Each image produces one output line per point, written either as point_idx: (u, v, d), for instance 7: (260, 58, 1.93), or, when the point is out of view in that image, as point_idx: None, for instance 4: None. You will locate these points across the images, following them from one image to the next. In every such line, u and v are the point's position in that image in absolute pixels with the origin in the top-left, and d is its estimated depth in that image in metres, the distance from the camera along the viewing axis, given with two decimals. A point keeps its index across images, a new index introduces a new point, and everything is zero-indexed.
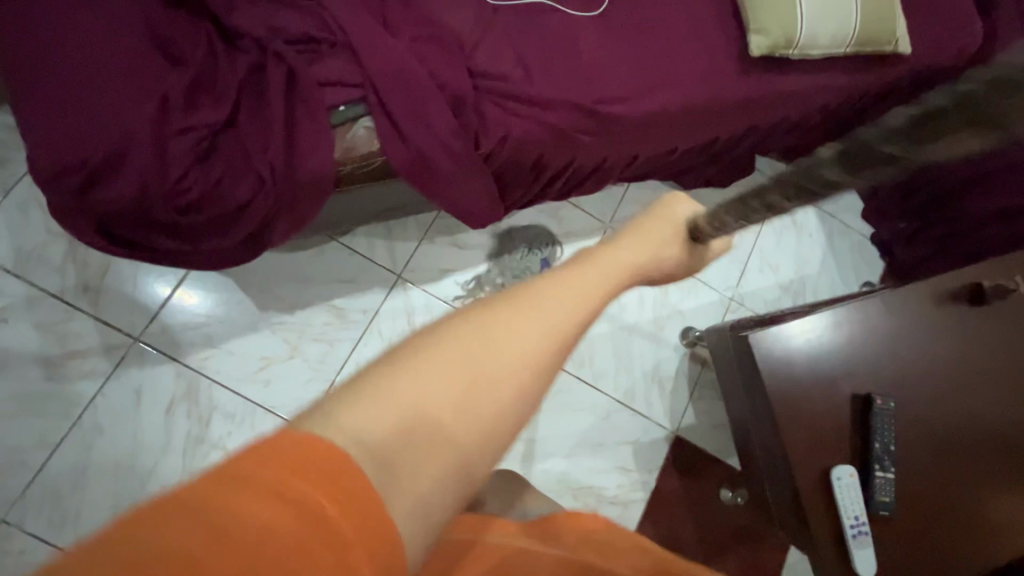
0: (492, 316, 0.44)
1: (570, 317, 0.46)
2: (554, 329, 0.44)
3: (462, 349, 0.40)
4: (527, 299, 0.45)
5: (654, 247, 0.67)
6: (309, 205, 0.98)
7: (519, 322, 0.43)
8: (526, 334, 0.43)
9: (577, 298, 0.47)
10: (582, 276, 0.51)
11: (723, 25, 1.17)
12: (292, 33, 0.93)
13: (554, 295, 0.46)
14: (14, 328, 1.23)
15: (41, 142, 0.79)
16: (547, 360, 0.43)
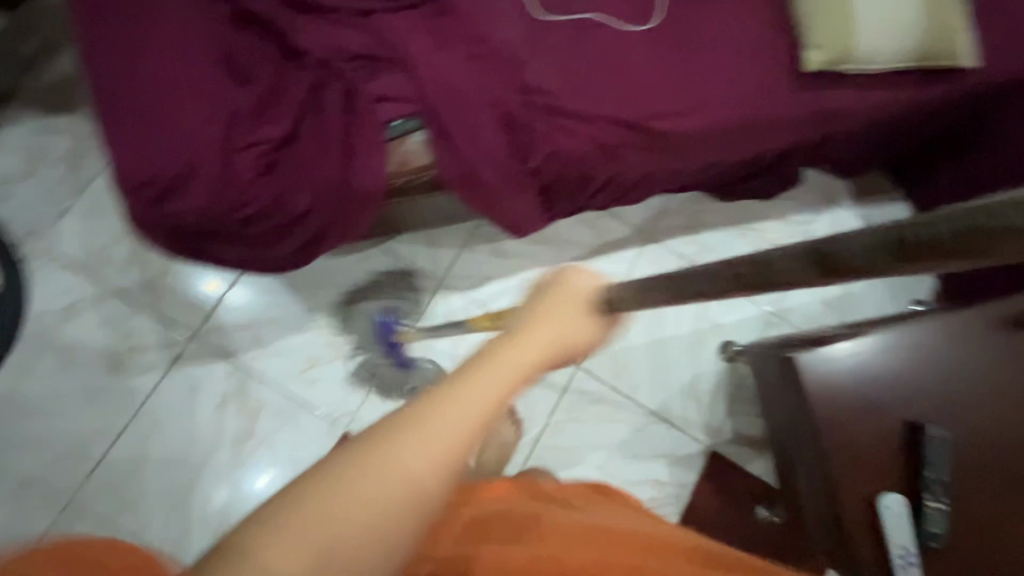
0: (382, 445, 0.43)
1: (460, 429, 0.45)
2: (448, 447, 0.44)
3: (350, 491, 0.41)
4: (416, 418, 0.45)
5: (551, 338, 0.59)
6: (362, 216, 1.01)
7: (410, 444, 0.43)
8: (417, 458, 0.43)
9: (477, 406, 0.46)
10: (490, 375, 0.49)
11: (776, 39, 1.15)
12: (352, 51, 0.96)
13: (451, 409, 0.45)
14: (82, 323, 1.31)
15: (120, 157, 0.84)
16: (437, 484, 0.43)
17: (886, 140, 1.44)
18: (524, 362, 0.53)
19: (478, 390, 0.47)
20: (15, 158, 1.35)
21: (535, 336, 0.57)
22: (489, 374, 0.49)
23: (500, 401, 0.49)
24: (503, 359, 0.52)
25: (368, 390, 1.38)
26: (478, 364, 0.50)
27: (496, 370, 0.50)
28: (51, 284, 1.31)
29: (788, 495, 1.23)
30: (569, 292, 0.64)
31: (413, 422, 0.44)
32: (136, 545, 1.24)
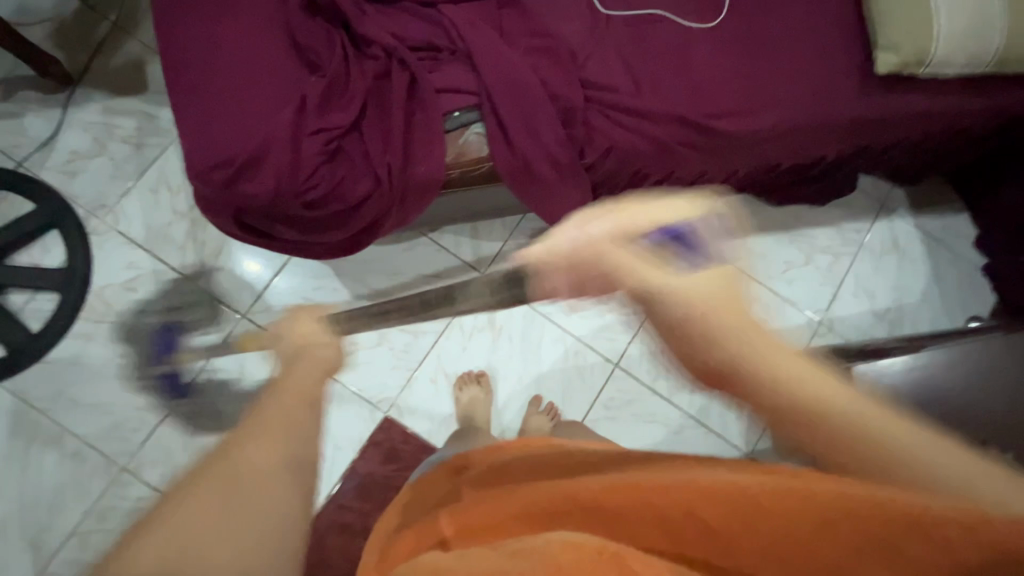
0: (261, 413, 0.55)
1: (297, 420, 0.56)
2: (283, 437, 0.54)
3: (256, 444, 0.52)
4: (249, 427, 0.54)
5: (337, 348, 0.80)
6: (419, 205, 1.03)
7: (251, 442, 0.52)
8: (262, 453, 0.52)
9: (295, 404, 0.57)
10: (294, 382, 0.61)
11: (846, 39, 1.11)
12: (417, 42, 0.98)
13: (277, 411, 0.56)
14: (142, 297, 1.36)
15: (194, 139, 0.87)
16: (289, 466, 0.53)
17: (956, 147, 1.38)
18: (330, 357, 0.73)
19: (292, 394, 0.58)
20: (84, 136, 1.41)
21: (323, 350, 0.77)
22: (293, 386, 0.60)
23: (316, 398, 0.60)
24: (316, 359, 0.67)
25: (408, 376, 1.41)
26: (293, 380, 0.61)
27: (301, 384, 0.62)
28: (114, 259, 1.37)
29: None
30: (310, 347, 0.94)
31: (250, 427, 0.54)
32: None
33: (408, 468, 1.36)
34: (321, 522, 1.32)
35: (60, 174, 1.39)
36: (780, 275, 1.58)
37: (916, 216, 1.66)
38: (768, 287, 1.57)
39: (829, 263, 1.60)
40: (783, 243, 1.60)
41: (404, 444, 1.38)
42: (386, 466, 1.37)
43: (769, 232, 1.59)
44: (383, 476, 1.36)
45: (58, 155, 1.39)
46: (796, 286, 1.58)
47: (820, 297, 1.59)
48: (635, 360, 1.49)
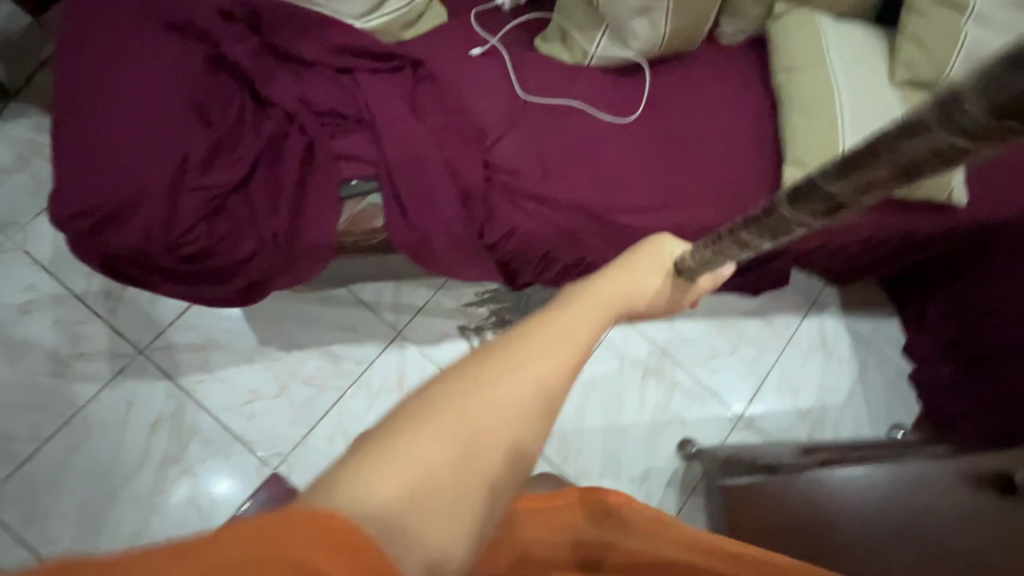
0: (473, 371, 0.42)
1: (556, 374, 0.44)
2: (538, 382, 0.43)
3: (466, 399, 0.39)
4: (499, 371, 0.42)
5: (640, 278, 0.64)
6: (308, 269, 1.00)
7: (498, 388, 0.41)
8: (503, 394, 0.41)
9: (575, 344, 0.47)
10: (576, 318, 0.50)
11: (760, 148, 1.15)
12: (321, 107, 0.97)
13: (531, 359, 0.43)
14: (36, 321, 1.31)
15: (63, 183, 0.84)
16: (534, 423, 0.42)
17: (879, 258, 1.40)
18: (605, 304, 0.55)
19: (561, 335, 0.47)
20: (9, 151, 1.38)
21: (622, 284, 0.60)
22: (565, 323, 0.49)
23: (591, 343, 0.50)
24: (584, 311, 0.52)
25: (304, 434, 1.35)
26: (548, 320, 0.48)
27: (559, 325, 0.48)
28: (15, 279, 1.32)
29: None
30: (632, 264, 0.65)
31: (496, 367, 0.42)
32: (37, 558, 1.20)
33: None
34: None
35: None
36: (705, 364, 1.56)
37: (846, 316, 1.65)
38: (693, 375, 1.55)
39: (756, 355, 1.59)
40: (710, 331, 1.58)
41: None
42: None
43: (696, 317, 1.58)
44: None
45: None
46: (720, 376, 1.56)
47: (743, 390, 1.56)
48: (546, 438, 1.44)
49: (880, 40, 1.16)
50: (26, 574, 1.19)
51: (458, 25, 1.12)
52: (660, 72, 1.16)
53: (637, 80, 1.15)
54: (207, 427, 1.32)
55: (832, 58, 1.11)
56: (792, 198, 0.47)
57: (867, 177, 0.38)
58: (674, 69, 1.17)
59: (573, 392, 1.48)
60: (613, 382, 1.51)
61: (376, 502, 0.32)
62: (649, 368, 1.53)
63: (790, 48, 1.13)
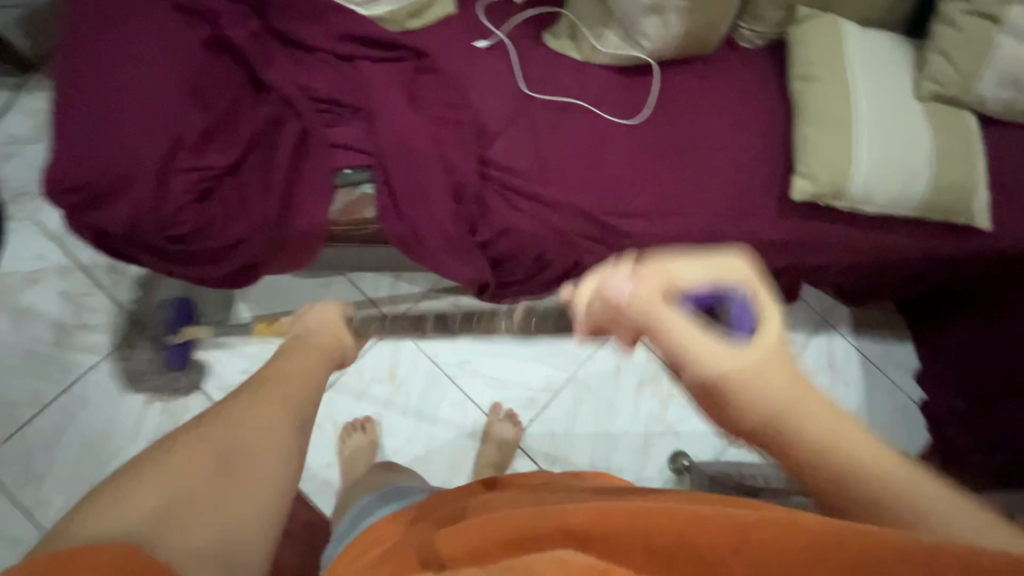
0: (201, 424, 0.52)
1: (275, 409, 0.57)
2: (260, 416, 0.55)
3: (201, 436, 0.50)
4: (217, 423, 0.53)
5: (320, 342, 0.76)
6: (299, 255, 1.00)
7: (222, 431, 0.52)
8: (230, 440, 0.51)
9: (278, 397, 0.59)
10: (276, 380, 0.63)
11: (770, 160, 1.11)
12: (319, 94, 0.97)
13: (249, 405, 0.56)
14: (42, 290, 1.34)
15: (57, 158, 0.85)
16: (268, 441, 0.53)
17: (894, 279, 1.34)
18: (295, 368, 0.68)
19: (268, 390, 0.60)
20: (28, 122, 1.41)
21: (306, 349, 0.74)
22: (275, 379, 0.63)
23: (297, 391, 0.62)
24: (278, 372, 0.65)
25: None
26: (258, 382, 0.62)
27: (268, 383, 0.61)
28: (26, 247, 1.35)
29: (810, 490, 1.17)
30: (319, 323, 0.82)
31: (212, 418, 0.53)
32: (29, 521, 1.24)
33: None
34: None
35: None
36: None
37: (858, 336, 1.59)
38: None
39: None
40: None
41: None
42: None
43: None
44: None
45: None
46: None
47: None
48: (534, 439, 1.42)
49: (907, 50, 1.11)
50: (19, 535, 1.23)
51: (466, 16, 1.10)
52: (671, 74, 1.13)
53: (647, 80, 1.12)
54: (200, 406, 1.34)
55: (853, 66, 1.06)
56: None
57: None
58: (686, 71, 1.13)
59: (565, 396, 1.46)
60: (607, 388, 1.48)
61: (124, 513, 0.42)
62: (646, 377, 1.50)
63: (810, 54, 1.07)
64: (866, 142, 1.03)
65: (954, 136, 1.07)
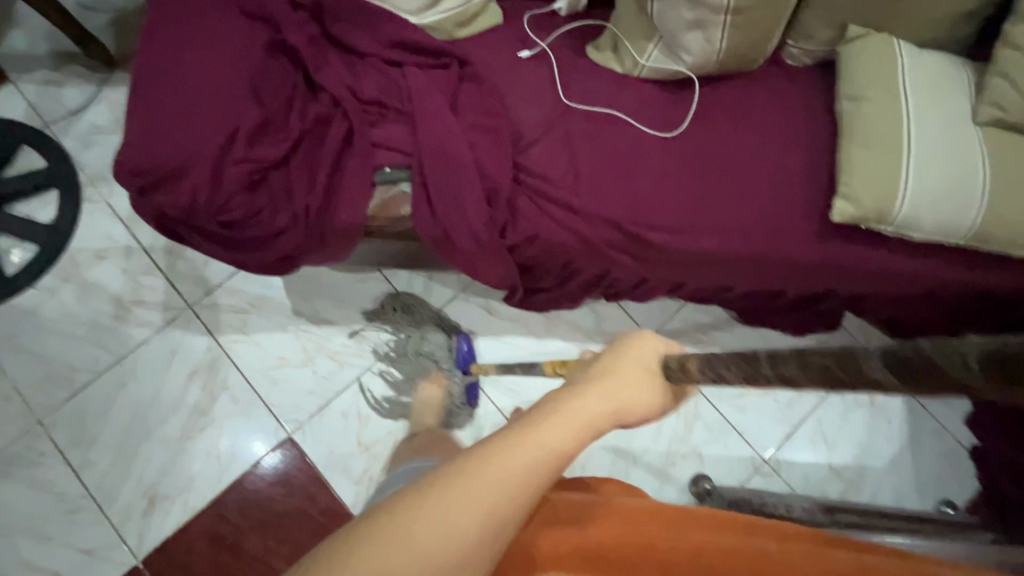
0: (411, 506, 0.48)
1: (510, 496, 0.50)
2: (490, 505, 0.49)
3: (409, 532, 0.46)
4: (451, 488, 0.48)
5: (636, 389, 0.61)
6: (336, 248, 1.06)
7: (416, 532, 0.46)
8: (447, 524, 0.47)
9: (531, 472, 0.51)
10: (539, 439, 0.53)
11: (811, 180, 1.08)
12: (365, 95, 1.02)
13: (485, 479, 0.49)
14: (107, 267, 1.45)
15: (129, 143, 0.93)
16: (487, 532, 0.48)
17: (945, 314, 1.28)
18: (584, 421, 0.56)
19: (522, 455, 0.51)
20: (109, 114, 1.54)
21: (606, 390, 0.59)
22: (540, 438, 0.53)
23: (553, 466, 0.52)
24: (562, 418, 0.55)
25: (321, 406, 1.42)
26: (521, 436, 0.52)
27: (528, 447, 0.52)
28: (98, 227, 1.47)
29: (851, 521, 1.08)
30: (626, 357, 0.63)
31: (441, 490, 0.49)
32: (78, 479, 1.33)
33: (294, 493, 1.36)
34: (196, 526, 1.33)
35: (74, 142, 1.51)
36: (734, 401, 1.48)
37: None
38: (718, 409, 1.47)
39: (792, 399, 1.49)
40: None
41: (300, 471, 1.38)
42: (276, 487, 1.37)
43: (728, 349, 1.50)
44: (268, 496, 1.36)
45: (79, 125, 1.53)
46: (748, 417, 1.47)
47: (771, 435, 1.47)
48: None
49: (966, 73, 1.06)
50: (67, 491, 1.32)
51: (511, 26, 1.13)
52: (712, 90, 1.12)
53: (686, 95, 1.12)
54: (237, 386, 1.41)
55: (904, 87, 1.02)
56: (802, 364, 0.48)
57: (969, 359, 0.36)
58: (728, 87, 1.12)
59: None
60: None
61: None
62: None
63: (858, 73, 1.05)
64: (916, 166, 0.99)
65: (1017, 163, 1.01)
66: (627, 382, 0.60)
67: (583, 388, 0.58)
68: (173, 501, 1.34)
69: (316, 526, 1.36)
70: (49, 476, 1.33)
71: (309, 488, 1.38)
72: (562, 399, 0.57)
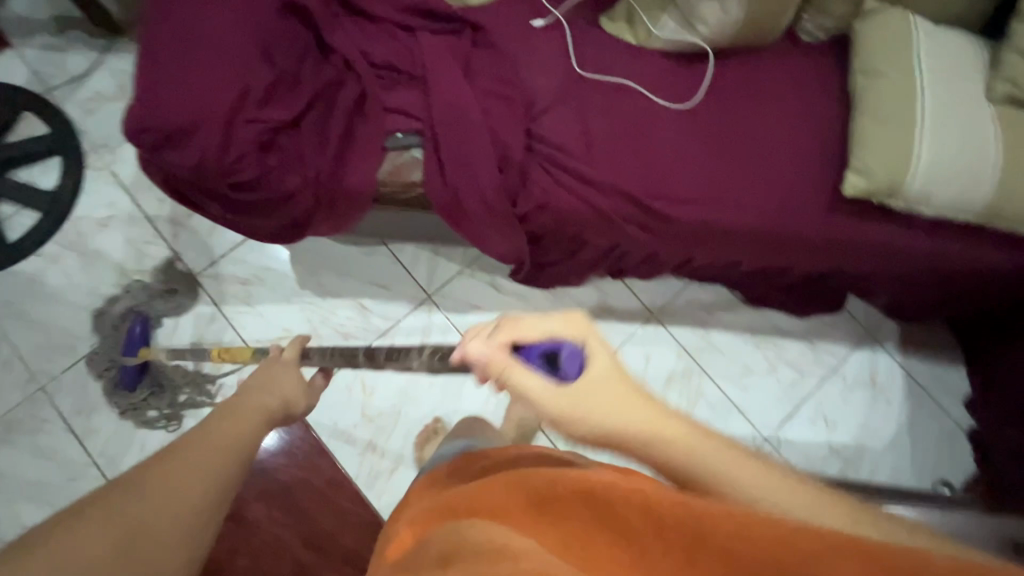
0: (108, 493, 0.46)
1: (214, 465, 0.54)
2: (196, 471, 0.51)
3: (119, 501, 0.45)
4: (107, 500, 0.45)
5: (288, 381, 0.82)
6: (346, 214, 1.05)
7: (125, 502, 0.45)
8: (154, 490, 0.47)
9: (224, 447, 0.56)
10: (221, 429, 0.60)
11: (822, 155, 1.09)
12: (377, 59, 1.01)
13: (182, 457, 0.52)
14: (110, 235, 1.44)
15: (138, 99, 0.92)
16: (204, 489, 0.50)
17: (949, 294, 1.29)
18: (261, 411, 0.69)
19: (221, 436, 0.58)
20: (110, 80, 1.52)
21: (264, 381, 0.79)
22: (225, 425, 0.61)
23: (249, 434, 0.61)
24: (238, 414, 0.65)
25: None
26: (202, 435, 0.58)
27: (224, 434, 0.59)
28: (101, 195, 1.46)
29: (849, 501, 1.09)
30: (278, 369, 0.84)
31: (143, 473, 0.49)
32: (81, 446, 1.33)
33: (298, 463, 1.36)
34: None
35: (75, 108, 1.49)
36: (737, 379, 1.49)
37: (902, 354, 1.54)
38: (721, 387, 1.48)
39: (793, 378, 1.50)
40: (745, 342, 1.50)
41: (303, 441, 1.38)
42: (279, 456, 1.37)
43: (733, 329, 1.51)
44: (273, 465, 1.36)
45: (81, 92, 1.51)
46: (750, 395, 1.48)
47: (772, 414, 1.48)
48: None
49: (981, 49, 1.06)
50: (70, 458, 1.32)
51: None
52: (726, 63, 1.11)
53: (700, 68, 1.11)
54: None
55: (920, 63, 1.02)
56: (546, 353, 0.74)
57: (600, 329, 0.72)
58: (741, 60, 1.12)
59: None
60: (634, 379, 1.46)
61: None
62: (676, 373, 1.47)
63: (873, 47, 1.05)
64: (929, 140, 0.99)
65: None
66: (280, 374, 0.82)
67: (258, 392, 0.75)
68: None
69: (320, 496, 1.36)
70: (52, 443, 1.32)
71: (313, 458, 1.38)
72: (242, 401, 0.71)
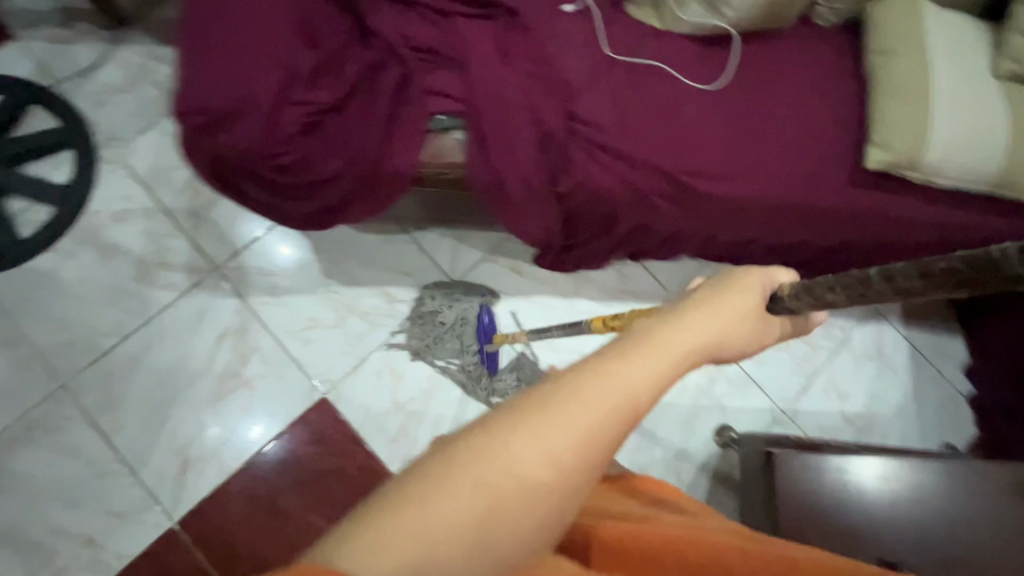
0: (489, 438, 0.40)
1: (603, 430, 0.42)
2: (575, 442, 0.41)
3: (494, 461, 0.39)
4: (495, 447, 0.40)
5: (725, 324, 0.53)
6: (387, 195, 1.06)
7: (495, 464, 0.39)
8: (532, 451, 0.40)
9: (622, 402, 0.43)
10: (629, 372, 0.44)
11: (843, 132, 1.14)
12: (418, 43, 1.02)
13: (550, 418, 0.41)
14: (127, 228, 1.41)
15: (184, 80, 0.91)
16: (568, 479, 0.41)
17: None
18: (679, 348, 0.48)
19: (623, 376, 0.44)
20: (119, 72, 1.49)
21: (703, 319, 0.51)
22: (610, 376, 0.44)
23: (655, 389, 0.45)
24: (620, 370, 0.44)
25: (354, 365, 1.42)
26: (589, 377, 0.43)
27: (617, 377, 0.44)
28: (114, 189, 1.43)
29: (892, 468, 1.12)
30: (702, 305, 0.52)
31: (522, 417, 0.41)
32: (108, 443, 1.31)
33: (330, 452, 1.37)
34: (231, 486, 1.32)
35: (83, 101, 1.46)
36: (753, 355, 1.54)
37: (905, 327, 1.62)
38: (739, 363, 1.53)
39: (806, 352, 1.56)
40: None
41: (335, 430, 1.38)
42: (311, 446, 1.37)
43: None
44: (305, 455, 1.36)
45: (89, 85, 1.48)
46: (766, 370, 1.54)
47: (787, 387, 1.54)
48: None
49: (983, 31, 1.13)
50: (96, 455, 1.30)
51: None
52: (749, 46, 1.16)
53: (725, 51, 1.16)
54: (268, 346, 1.40)
55: (929, 43, 1.09)
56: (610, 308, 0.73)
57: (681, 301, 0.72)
58: (762, 43, 1.17)
59: None
60: None
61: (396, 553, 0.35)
62: None
63: (885, 31, 1.11)
64: (943, 115, 1.05)
65: None
66: (735, 323, 0.53)
67: (672, 317, 0.50)
68: (207, 463, 1.33)
69: (353, 483, 1.36)
70: (76, 441, 1.30)
71: (345, 446, 1.38)
72: (648, 326, 0.49)
